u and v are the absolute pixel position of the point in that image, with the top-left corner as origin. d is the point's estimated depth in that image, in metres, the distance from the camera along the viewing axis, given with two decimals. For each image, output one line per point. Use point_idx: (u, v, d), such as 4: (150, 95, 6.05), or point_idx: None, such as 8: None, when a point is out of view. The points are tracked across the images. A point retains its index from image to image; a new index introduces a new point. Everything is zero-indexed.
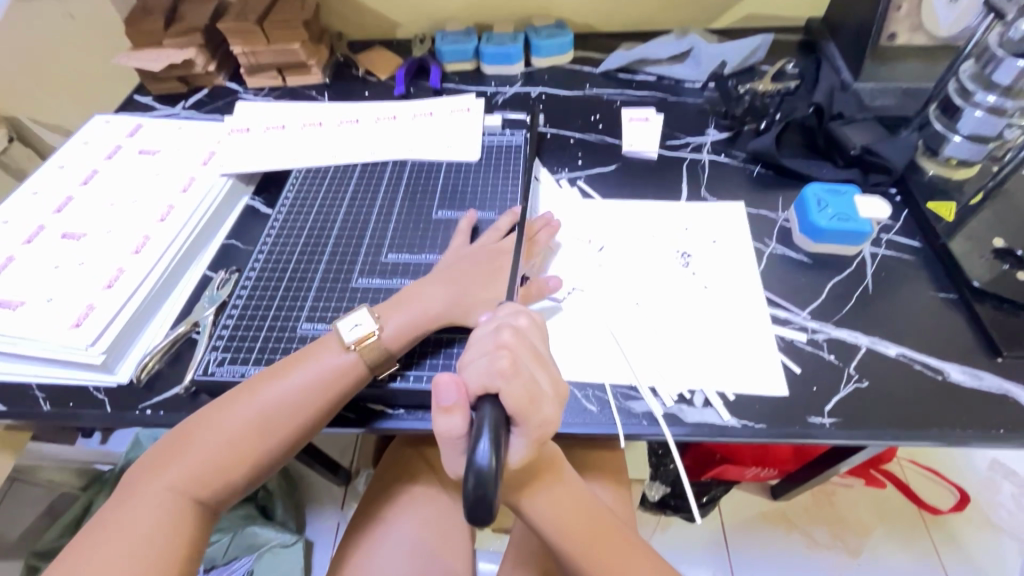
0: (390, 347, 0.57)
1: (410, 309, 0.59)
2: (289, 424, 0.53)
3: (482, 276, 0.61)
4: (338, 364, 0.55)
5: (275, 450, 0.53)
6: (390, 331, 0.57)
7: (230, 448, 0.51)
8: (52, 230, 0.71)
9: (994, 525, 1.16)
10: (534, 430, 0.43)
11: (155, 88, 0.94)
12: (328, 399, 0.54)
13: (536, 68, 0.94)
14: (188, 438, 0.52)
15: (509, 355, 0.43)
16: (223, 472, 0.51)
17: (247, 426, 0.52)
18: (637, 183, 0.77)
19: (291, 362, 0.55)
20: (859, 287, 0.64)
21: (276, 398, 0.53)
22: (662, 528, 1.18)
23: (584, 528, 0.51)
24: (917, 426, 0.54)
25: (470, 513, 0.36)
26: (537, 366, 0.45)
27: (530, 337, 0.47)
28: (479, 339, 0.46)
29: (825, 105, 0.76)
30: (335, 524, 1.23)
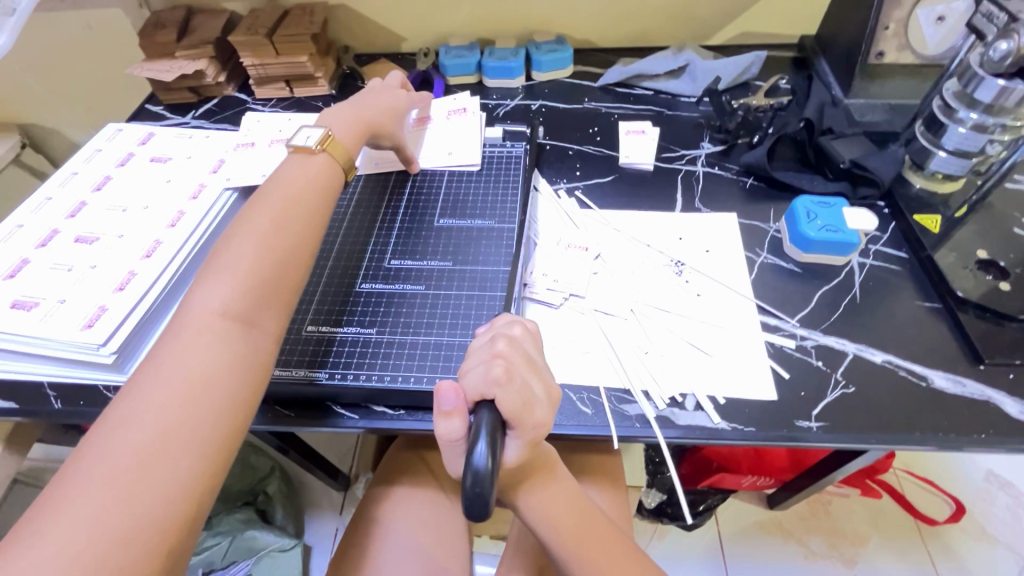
0: (351, 150, 0.67)
1: (350, 120, 0.69)
2: (273, 268, 0.53)
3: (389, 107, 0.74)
4: (299, 202, 0.58)
5: (274, 300, 0.52)
6: (343, 135, 0.67)
7: (226, 314, 0.48)
8: (66, 234, 0.73)
9: (989, 536, 1.17)
10: (528, 432, 0.44)
11: (166, 98, 0.97)
12: (301, 230, 0.57)
13: (536, 82, 0.97)
14: (165, 341, 0.47)
15: (504, 363, 0.44)
16: (232, 338, 0.48)
17: (228, 287, 0.50)
18: (632, 193, 0.79)
19: (246, 223, 0.55)
20: (847, 295, 0.66)
21: (244, 253, 0.52)
22: (658, 537, 1.19)
23: (578, 527, 0.52)
24: (901, 430, 0.55)
25: (467, 509, 0.38)
26: (531, 373, 0.46)
27: (524, 345, 0.48)
28: (475, 348, 0.47)
29: (815, 119, 0.78)
30: (332, 529, 1.24)
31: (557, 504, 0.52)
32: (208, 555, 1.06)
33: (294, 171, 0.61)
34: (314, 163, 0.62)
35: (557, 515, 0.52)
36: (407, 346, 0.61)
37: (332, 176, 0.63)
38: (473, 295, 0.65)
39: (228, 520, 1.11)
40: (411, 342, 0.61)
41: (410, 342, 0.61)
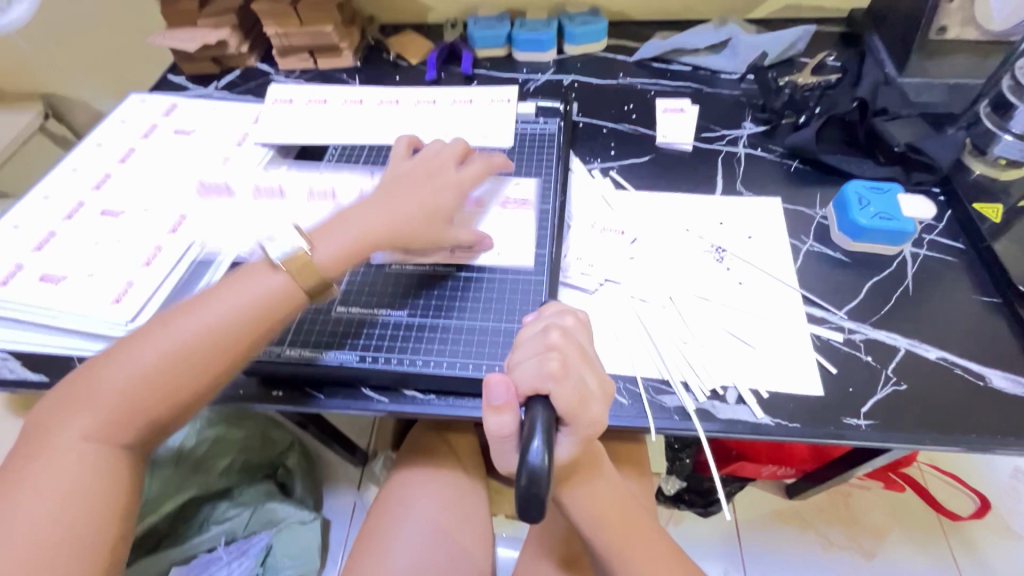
0: (328, 271, 0.55)
1: (348, 229, 0.57)
2: (165, 396, 0.48)
3: (422, 197, 0.61)
4: (218, 324, 0.50)
5: (160, 424, 0.49)
6: (327, 255, 0.55)
7: (100, 443, 0.46)
8: (92, 207, 0.72)
9: (1015, 534, 1.14)
10: (582, 430, 0.42)
11: (188, 69, 0.95)
12: (214, 355, 0.49)
13: (568, 55, 0.93)
14: (33, 454, 0.45)
15: (559, 357, 0.42)
16: (97, 475, 0.45)
17: (106, 411, 0.47)
18: (670, 175, 0.75)
19: (152, 334, 0.49)
20: (899, 287, 0.63)
21: (134, 374, 0.48)
22: (675, 522, 1.17)
23: (619, 521, 0.51)
24: (955, 431, 0.53)
25: (521, 510, 0.35)
26: (586, 366, 0.43)
27: (578, 336, 0.46)
28: (527, 339, 0.45)
29: (869, 100, 0.74)
30: (351, 504, 1.26)
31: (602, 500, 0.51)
32: (229, 525, 1.05)
33: (230, 286, 0.52)
34: (258, 283, 0.52)
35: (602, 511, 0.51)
36: (440, 330, 0.60)
37: (279, 301, 0.52)
38: (505, 280, 0.63)
39: (249, 492, 1.10)
40: (445, 326, 0.60)
41: (443, 326, 0.60)
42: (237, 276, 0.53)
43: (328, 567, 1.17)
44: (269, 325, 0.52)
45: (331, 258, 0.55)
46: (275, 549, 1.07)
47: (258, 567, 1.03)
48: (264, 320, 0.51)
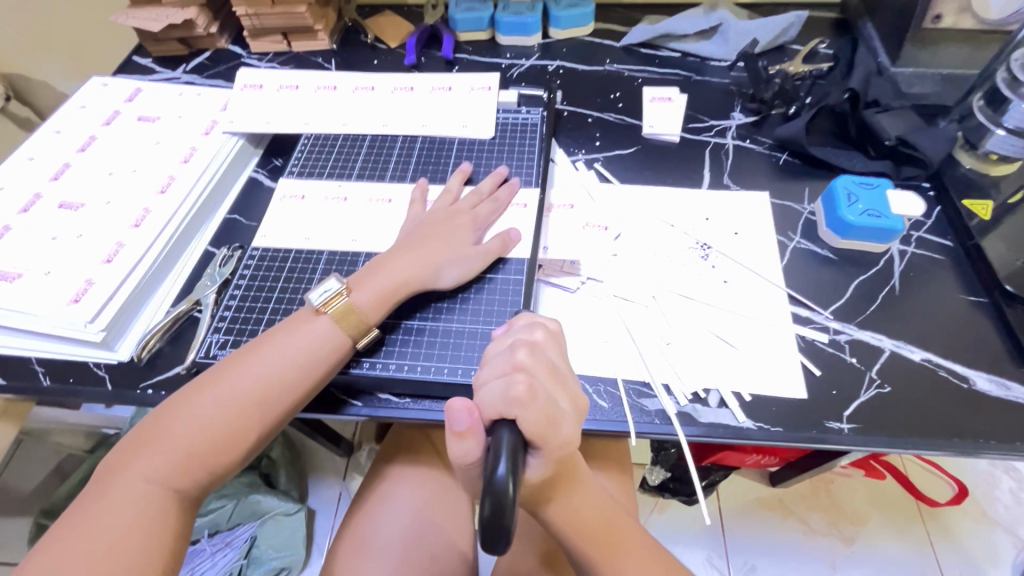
0: (368, 317, 0.55)
1: (379, 276, 0.57)
2: (225, 445, 0.48)
3: (444, 233, 0.61)
4: (276, 373, 0.51)
5: (217, 473, 0.48)
6: (363, 299, 0.56)
7: (164, 487, 0.45)
8: (50, 199, 0.69)
9: (992, 519, 1.12)
10: (553, 451, 0.41)
11: (155, 50, 0.90)
12: (272, 404, 0.50)
13: (553, 40, 0.89)
14: (96, 497, 0.45)
15: (526, 379, 0.40)
16: (160, 520, 0.44)
17: (171, 459, 0.46)
18: (656, 167, 0.73)
19: (213, 382, 0.50)
20: (885, 286, 0.62)
21: (199, 424, 0.48)
22: (659, 510, 1.16)
23: (600, 530, 0.50)
24: (937, 434, 0.52)
25: (485, 540, 0.34)
26: (555, 384, 0.42)
27: (547, 352, 0.44)
28: (494, 357, 0.43)
29: (860, 91, 0.71)
30: (337, 494, 1.21)
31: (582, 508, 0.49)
32: (213, 517, 1.06)
33: (283, 338, 0.53)
34: (311, 332, 0.53)
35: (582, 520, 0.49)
36: (416, 333, 0.58)
37: (334, 351, 0.53)
38: (484, 279, 0.61)
39: (233, 483, 1.09)
40: (420, 328, 0.58)
41: (419, 328, 0.58)
42: (288, 324, 0.54)
43: (313, 559, 1.14)
44: (324, 376, 0.53)
45: (371, 303, 0.56)
46: (259, 539, 1.07)
47: (243, 559, 1.04)
48: (319, 370, 0.52)
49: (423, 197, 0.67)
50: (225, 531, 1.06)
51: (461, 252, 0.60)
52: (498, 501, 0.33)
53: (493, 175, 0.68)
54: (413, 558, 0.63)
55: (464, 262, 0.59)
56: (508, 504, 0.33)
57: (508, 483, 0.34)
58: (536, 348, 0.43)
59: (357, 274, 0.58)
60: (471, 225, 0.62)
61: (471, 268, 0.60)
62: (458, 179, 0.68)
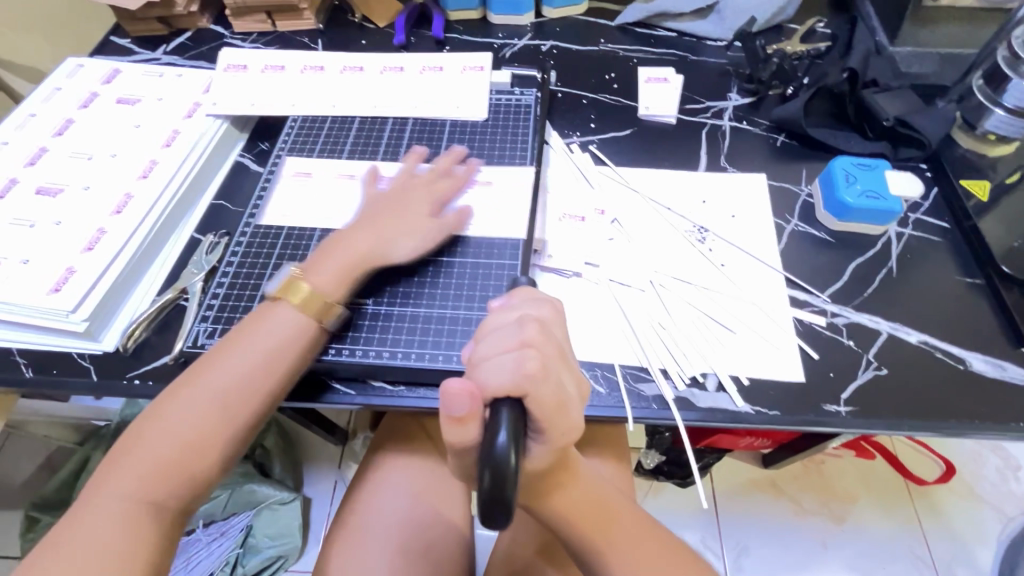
0: (331, 299, 0.53)
1: (337, 254, 0.56)
2: (200, 450, 0.46)
3: (393, 210, 0.59)
4: (243, 371, 0.49)
5: (196, 482, 0.46)
6: (323, 281, 0.54)
7: (137, 501, 0.43)
8: (26, 184, 0.66)
9: (977, 497, 1.14)
10: (557, 436, 0.40)
11: (133, 30, 0.86)
12: (242, 399, 0.49)
13: (547, 19, 0.87)
14: (67, 526, 0.42)
15: (537, 356, 0.38)
16: (141, 533, 0.42)
17: (147, 472, 0.44)
18: (652, 149, 0.72)
19: (180, 390, 0.48)
20: (883, 268, 0.61)
21: (170, 432, 0.46)
22: (653, 493, 1.17)
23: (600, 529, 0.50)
24: (934, 416, 0.52)
25: (485, 512, 0.33)
26: (563, 366, 0.41)
27: (555, 331, 0.42)
28: (499, 330, 0.41)
29: (859, 71, 0.70)
30: (332, 483, 1.20)
31: (580, 515, 0.49)
32: (210, 507, 1.05)
33: (246, 336, 0.51)
34: (275, 325, 0.52)
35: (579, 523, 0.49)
36: (409, 320, 0.57)
37: (301, 340, 0.52)
38: (480, 265, 0.60)
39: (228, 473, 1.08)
40: (412, 315, 0.57)
41: (411, 315, 0.57)
42: (251, 322, 0.53)
43: (310, 545, 1.14)
44: (293, 367, 0.51)
45: (334, 286, 0.54)
46: (254, 529, 1.06)
47: (238, 548, 1.04)
48: (286, 362, 0.51)
49: (416, 162, 0.65)
50: (220, 520, 1.06)
51: (414, 224, 0.59)
52: (500, 484, 0.32)
53: (450, 155, 0.65)
54: (409, 545, 0.63)
55: (421, 234, 0.59)
56: (510, 478, 0.32)
57: (511, 457, 0.33)
58: (546, 326, 0.42)
59: (310, 257, 0.56)
60: (425, 202, 0.61)
61: (426, 239, 0.59)
62: (411, 162, 0.65)
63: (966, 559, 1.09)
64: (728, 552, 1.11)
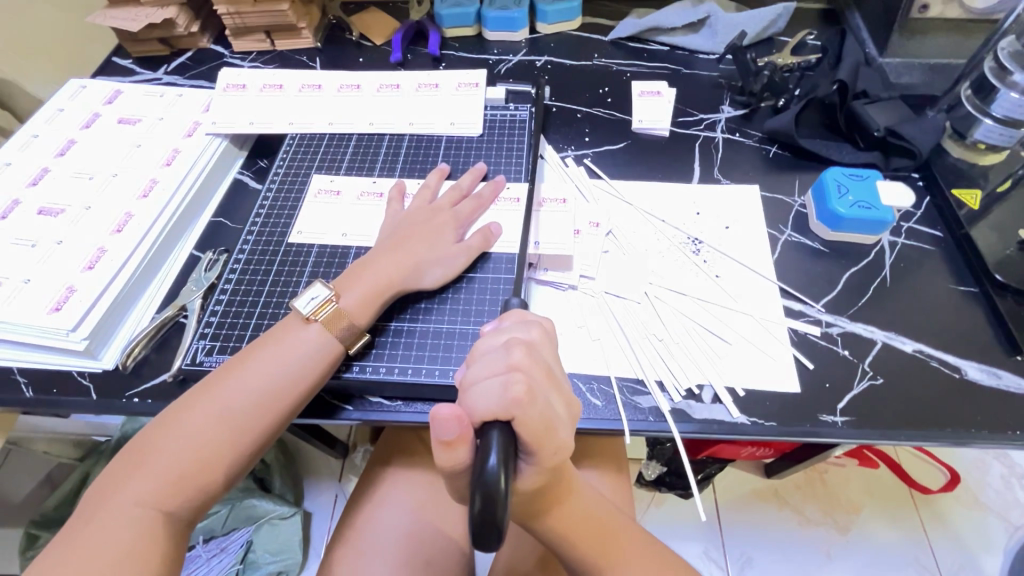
0: (356, 320, 0.54)
1: (364, 279, 0.56)
2: (217, 462, 0.47)
3: (429, 231, 0.60)
4: (266, 386, 0.50)
5: (208, 493, 0.47)
6: (352, 301, 0.55)
7: (152, 509, 0.44)
8: (28, 205, 0.67)
9: (983, 505, 1.13)
10: (548, 457, 0.41)
11: (135, 51, 0.88)
12: (261, 416, 0.49)
13: (541, 35, 0.88)
14: (82, 525, 0.43)
15: (524, 379, 0.39)
16: (152, 544, 0.43)
17: (163, 480, 0.45)
18: (646, 162, 0.73)
19: (202, 398, 0.49)
20: (876, 278, 0.62)
21: (189, 442, 0.47)
22: (656, 503, 1.16)
23: (590, 544, 0.50)
24: (930, 425, 0.52)
25: (477, 535, 0.33)
26: (550, 387, 0.41)
27: (542, 353, 0.44)
28: (488, 354, 0.42)
29: (849, 82, 0.70)
30: (332, 497, 1.20)
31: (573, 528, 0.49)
32: (209, 523, 1.04)
33: (269, 349, 0.52)
34: (300, 342, 0.52)
35: (571, 536, 0.49)
36: (405, 335, 0.57)
37: (324, 360, 0.52)
38: (476, 280, 0.60)
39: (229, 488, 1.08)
40: (409, 330, 0.57)
41: (409, 330, 0.57)
42: (275, 334, 0.53)
43: (311, 560, 1.13)
44: (313, 387, 0.51)
45: (360, 306, 0.55)
46: (254, 544, 1.06)
47: (239, 564, 1.03)
48: (308, 381, 0.51)
49: (401, 195, 0.66)
50: (220, 536, 1.05)
51: (443, 251, 0.59)
52: (492, 506, 0.32)
53: (471, 172, 0.67)
54: (408, 561, 0.63)
55: (448, 261, 0.59)
56: (500, 501, 0.33)
57: (502, 479, 0.33)
58: (532, 350, 0.43)
59: (341, 276, 0.57)
60: (455, 222, 0.62)
61: (455, 265, 0.59)
62: (436, 177, 0.67)
63: (974, 569, 1.08)
64: (732, 564, 1.10)
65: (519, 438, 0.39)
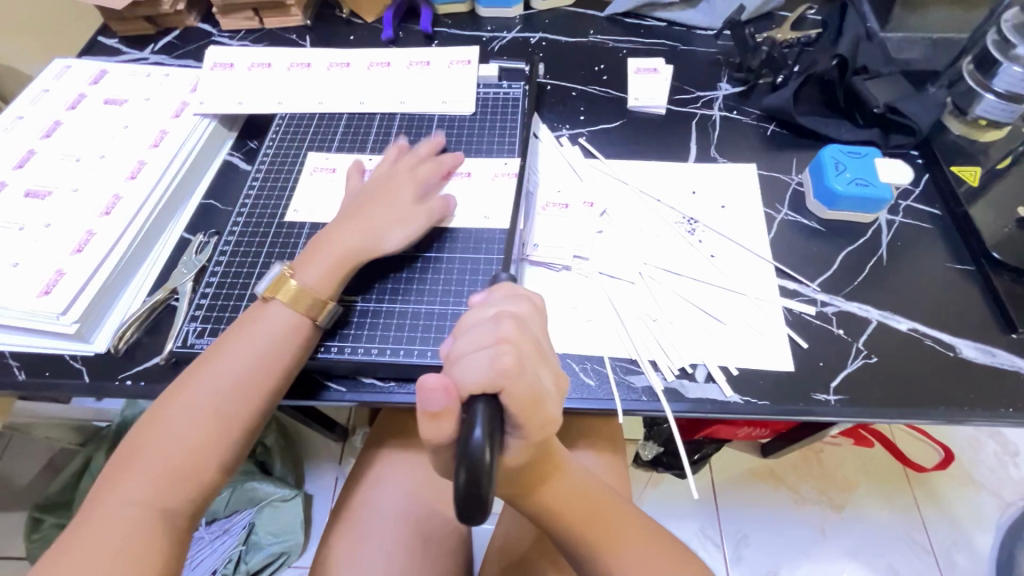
0: (321, 294, 0.54)
1: (322, 251, 0.56)
2: (206, 453, 0.47)
3: (380, 197, 0.59)
4: (246, 369, 0.50)
5: (205, 486, 0.46)
6: (313, 278, 0.54)
7: (150, 505, 0.43)
8: (15, 187, 0.66)
9: (976, 483, 1.15)
10: (536, 431, 0.40)
11: (121, 29, 0.86)
12: (245, 401, 0.49)
13: (536, 11, 0.86)
14: (82, 525, 0.42)
15: (513, 352, 0.38)
16: (154, 538, 0.42)
17: (156, 477, 0.45)
18: (642, 141, 0.71)
19: (181, 394, 0.48)
20: (873, 256, 0.61)
21: (174, 437, 0.46)
22: (652, 484, 1.17)
23: (586, 508, 0.50)
24: (924, 402, 0.52)
25: (460, 508, 0.33)
26: (540, 363, 0.40)
27: (531, 326, 0.42)
28: (475, 327, 0.40)
29: (849, 57, 0.68)
30: (332, 479, 1.21)
31: (563, 497, 0.49)
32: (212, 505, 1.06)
33: (241, 338, 0.51)
34: (270, 326, 0.52)
35: (565, 501, 0.49)
36: (395, 316, 0.57)
37: (295, 336, 0.52)
38: (468, 260, 0.60)
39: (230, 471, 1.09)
40: (400, 312, 0.57)
41: (401, 312, 0.57)
42: (244, 323, 0.53)
43: (312, 540, 1.14)
44: (291, 366, 0.52)
45: (322, 280, 0.54)
46: (256, 526, 1.07)
47: (241, 545, 1.04)
48: (286, 361, 0.51)
49: (361, 169, 0.65)
50: (223, 518, 1.07)
51: (400, 216, 0.58)
52: (478, 479, 0.32)
53: (431, 143, 0.66)
54: (406, 538, 0.63)
55: (407, 226, 0.58)
56: (485, 474, 0.32)
57: (486, 454, 0.32)
58: (522, 322, 0.41)
59: (301, 254, 0.57)
60: (412, 190, 0.61)
61: (416, 230, 0.59)
62: (426, 148, 0.65)
63: (965, 545, 1.09)
64: (727, 541, 1.12)
65: (506, 412, 0.38)
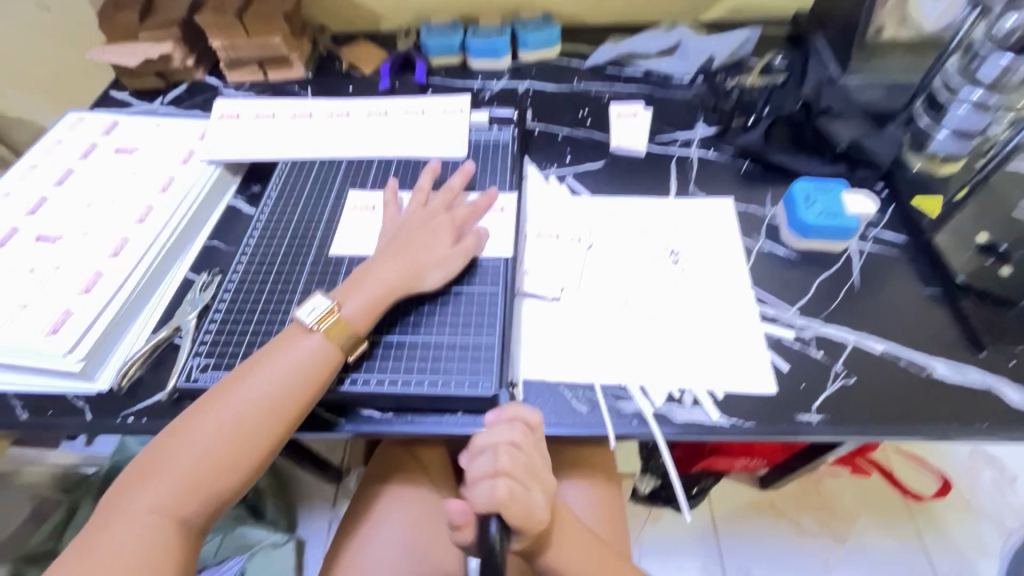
0: (357, 327, 0.56)
1: (365, 286, 0.58)
2: (226, 470, 0.48)
3: (424, 233, 0.63)
4: (273, 394, 0.51)
5: (220, 501, 0.48)
6: (353, 309, 0.57)
7: (166, 516, 0.45)
8: (26, 232, 0.69)
9: (975, 510, 1.15)
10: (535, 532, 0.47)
11: (132, 84, 0.91)
12: (271, 424, 0.50)
13: (524, 62, 0.92)
14: (99, 531, 0.44)
15: (509, 484, 0.45)
16: (166, 550, 0.44)
17: (175, 489, 0.46)
18: (626, 180, 0.76)
19: (212, 408, 0.50)
20: (846, 283, 0.65)
21: (199, 451, 0.48)
22: (652, 520, 1.16)
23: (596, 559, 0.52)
24: (901, 421, 0.54)
25: None
26: (534, 483, 0.46)
27: (528, 448, 0.48)
28: (480, 454, 0.47)
29: (813, 99, 0.75)
30: (327, 522, 1.19)
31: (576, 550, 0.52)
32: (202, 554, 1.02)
33: (275, 359, 0.53)
34: (302, 350, 0.53)
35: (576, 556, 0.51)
36: (395, 348, 0.59)
37: (327, 366, 0.53)
38: (463, 292, 0.62)
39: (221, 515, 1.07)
40: (399, 344, 0.59)
41: (399, 343, 0.59)
42: (278, 344, 0.54)
43: None
44: (318, 393, 0.53)
45: (360, 313, 0.57)
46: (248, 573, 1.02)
47: None
48: (314, 387, 0.52)
49: (396, 198, 0.69)
50: (211, 567, 1.00)
51: (441, 252, 0.62)
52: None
53: (462, 174, 0.69)
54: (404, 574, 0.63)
55: (447, 263, 0.62)
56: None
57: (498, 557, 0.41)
58: (519, 449, 0.47)
59: (343, 284, 0.59)
60: (452, 224, 0.64)
61: (454, 267, 0.62)
62: (426, 177, 0.69)
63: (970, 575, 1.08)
64: None
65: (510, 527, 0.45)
